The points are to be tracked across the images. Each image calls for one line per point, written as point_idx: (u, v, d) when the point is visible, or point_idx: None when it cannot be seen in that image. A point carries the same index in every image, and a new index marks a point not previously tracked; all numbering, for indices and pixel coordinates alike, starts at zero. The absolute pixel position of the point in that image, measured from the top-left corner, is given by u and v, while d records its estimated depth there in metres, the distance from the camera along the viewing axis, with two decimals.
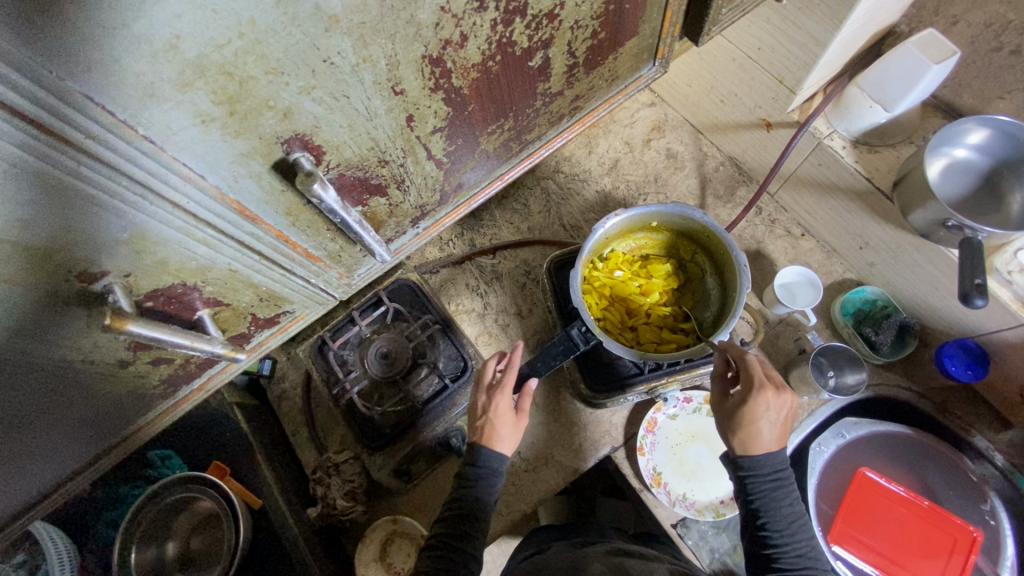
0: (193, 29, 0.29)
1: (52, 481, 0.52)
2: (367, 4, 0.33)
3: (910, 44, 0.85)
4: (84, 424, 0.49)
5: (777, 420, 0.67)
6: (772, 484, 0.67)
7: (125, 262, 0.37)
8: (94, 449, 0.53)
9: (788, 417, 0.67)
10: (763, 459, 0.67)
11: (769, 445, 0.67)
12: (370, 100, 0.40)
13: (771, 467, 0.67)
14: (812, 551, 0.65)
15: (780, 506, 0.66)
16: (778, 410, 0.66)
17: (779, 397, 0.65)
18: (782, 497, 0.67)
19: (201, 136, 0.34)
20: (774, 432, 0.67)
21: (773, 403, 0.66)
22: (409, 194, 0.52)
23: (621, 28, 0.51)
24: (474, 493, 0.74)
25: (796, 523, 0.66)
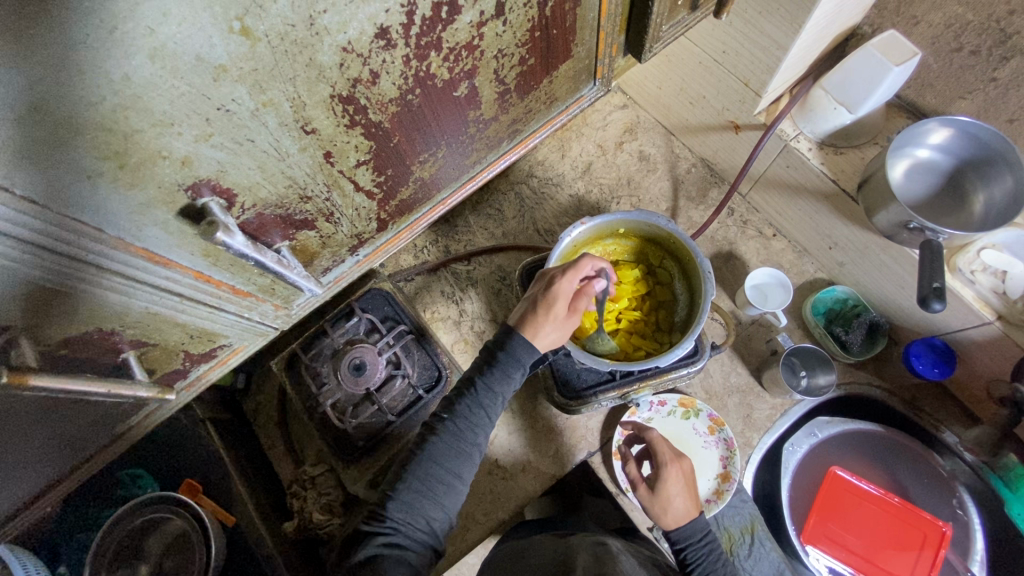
0: (58, 90, 0.28)
1: (22, 500, 0.55)
2: (256, 52, 0.33)
3: (871, 46, 0.84)
4: (36, 460, 0.51)
5: (691, 487, 0.77)
6: (704, 550, 0.74)
7: (24, 315, 0.36)
8: (58, 473, 0.56)
9: (696, 484, 0.78)
10: (691, 526, 0.75)
11: (691, 513, 0.76)
12: (279, 141, 0.40)
13: (700, 534, 0.75)
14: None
15: (717, 567, 0.73)
16: (688, 477, 0.77)
17: (684, 466, 0.78)
18: (716, 558, 0.74)
19: (90, 191, 0.33)
20: (692, 499, 0.76)
21: (680, 471, 0.77)
22: (341, 226, 0.53)
23: (552, 52, 0.53)
24: (466, 432, 0.68)
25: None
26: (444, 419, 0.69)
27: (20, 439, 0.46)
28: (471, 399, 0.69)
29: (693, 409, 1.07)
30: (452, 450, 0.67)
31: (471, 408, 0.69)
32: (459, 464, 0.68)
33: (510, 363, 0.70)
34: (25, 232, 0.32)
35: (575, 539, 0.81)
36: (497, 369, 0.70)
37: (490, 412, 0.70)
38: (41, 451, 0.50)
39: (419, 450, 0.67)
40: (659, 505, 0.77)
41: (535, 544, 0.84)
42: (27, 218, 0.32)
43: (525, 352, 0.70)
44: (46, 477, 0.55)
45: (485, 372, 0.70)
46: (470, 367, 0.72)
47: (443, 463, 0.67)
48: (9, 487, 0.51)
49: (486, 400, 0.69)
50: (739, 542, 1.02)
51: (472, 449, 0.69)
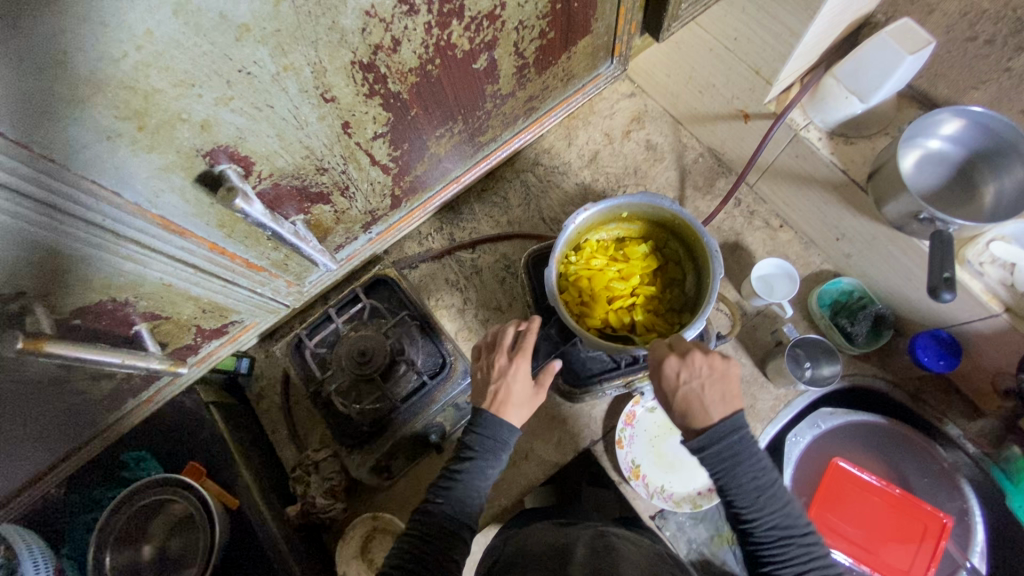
0: (79, 43, 0.27)
1: (13, 485, 0.52)
2: (280, 11, 0.32)
3: (885, 35, 0.83)
4: (29, 438, 0.48)
5: (711, 392, 0.61)
6: (733, 457, 0.59)
7: (43, 282, 0.36)
8: (52, 456, 0.54)
9: (728, 380, 0.62)
10: (715, 434, 0.59)
11: (712, 418, 0.60)
12: (298, 108, 0.39)
13: (726, 440, 0.59)
14: (785, 517, 0.60)
15: (744, 483, 0.59)
16: (706, 376, 0.62)
17: (706, 358, 0.62)
18: (744, 474, 0.59)
19: (107, 152, 0.33)
20: (713, 402, 0.61)
21: (693, 368, 0.62)
22: (355, 201, 0.53)
23: (572, 27, 0.53)
24: (460, 510, 0.71)
25: (765, 493, 0.60)
26: (436, 498, 0.72)
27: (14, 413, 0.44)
28: (465, 479, 0.73)
29: None
30: (445, 528, 0.70)
31: (465, 490, 0.72)
32: (452, 545, 0.69)
33: (496, 444, 0.74)
34: (34, 190, 0.32)
35: (575, 531, 0.81)
36: (487, 455, 0.74)
37: (481, 489, 0.74)
38: (48, 425, 0.49)
39: (415, 530, 0.69)
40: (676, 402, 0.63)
41: (534, 532, 0.84)
42: (40, 176, 0.31)
43: (506, 435, 0.75)
44: (47, 457, 0.54)
45: (474, 454, 0.74)
46: (460, 450, 0.76)
47: (437, 543, 0.68)
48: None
49: (479, 481, 0.74)
50: None
51: (464, 531, 0.71)
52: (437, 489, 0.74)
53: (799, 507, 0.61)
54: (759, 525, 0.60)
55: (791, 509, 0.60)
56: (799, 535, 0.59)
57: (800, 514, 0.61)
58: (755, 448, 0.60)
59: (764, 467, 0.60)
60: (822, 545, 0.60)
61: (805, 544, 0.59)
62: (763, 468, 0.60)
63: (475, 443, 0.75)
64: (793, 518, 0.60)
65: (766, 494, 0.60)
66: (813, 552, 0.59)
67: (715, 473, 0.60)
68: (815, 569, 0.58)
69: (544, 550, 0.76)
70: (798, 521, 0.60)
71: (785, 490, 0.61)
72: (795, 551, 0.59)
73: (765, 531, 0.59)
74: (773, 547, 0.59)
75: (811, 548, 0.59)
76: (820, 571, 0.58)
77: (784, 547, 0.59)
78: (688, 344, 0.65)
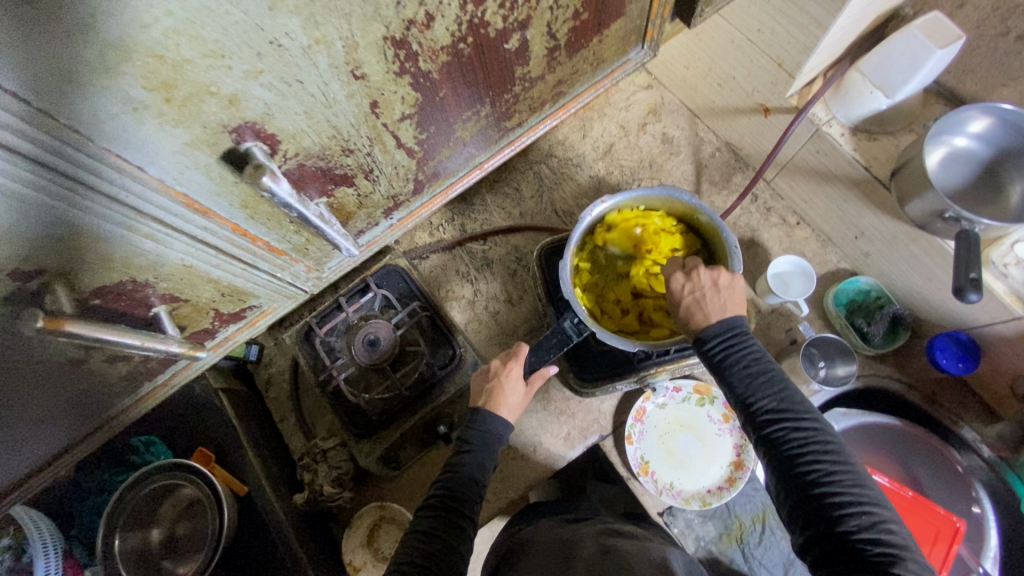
0: (110, 7, 0.26)
1: (23, 470, 0.51)
2: None
3: (914, 27, 0.81)
4: (43, 416, 0.47)
5: (708, 301, 0.65)
6: (726, 348, 0.63)
7: (64, 260, 0.35)
8: (68, 436, 0.53)
9: (730, 289, 0.65)
10: (708, 330, 0.64)
11: (711, 322, 0.64)
12: (327, 85, 0.38)
13: (717, 332, 0.63)
14: (781, 403, 0.59)
15: (734, 367, 0.61)
16: (706, 287, 0.65)
17: (722, 271, 0.66)
18: (734, 358, 0.62)
19: (133, 125, 0.32)
20: (711, 310, 0.64)
21: (694, 281, 0.66)
22: (379, 184, 0.52)
23: (605, 9, 0.52)
24: (460, 499, 0.75)
25: (757, 378, 0.61)
26: (434, 493, 0.76)
27: (23, 391, 0.42)
28: (464, 472, 0.77)
29: (708, 395, 1.04)
30: (449, 525, 0.72)
31: (462, 483, 0.76)
32: (458, 537, 0.72)
33: (492, 437, 0.80)
34: (56, 162, 0.31)
35: (580, 529, 0.80)
36: (483, 448, 0.80)
37: (481, 483, 0.78)
38: (65, 405, 0.49)
39: (420, 528, 0.72)
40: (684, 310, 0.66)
41: (540, 532, 0.83)
42: (61, 147, 0.30)
43: (501, 428, 0.81)
44: (64, 437, 0.53)
45: (472, 447, 0.79)
46: (456, 446, 0.81)
47: (443, 536, 0.71)
48: (7, 451, 0.46)
49: (480, 474, 0.78)
50: (750, 530, 1.01)
51: (467, 523, 0.74)
52: (435, 484, 0.77)
53: (800, 394, 0.60)
54: (756, 410, 0.60)
55: (789, 393, 0.60)
56: (797, 418, 0.58)
57: (802, 402, 0.60)
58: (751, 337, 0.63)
59: (760, 357, 0.62)
60: (824, 430, 0.57)
61: (803, 426, 0.58)
62: (759, 359, 0.62)
63: (472, 439, 0.80)
64: (790, 402, 0.59)
65: (762, 380, 0.61)
66: (812, 434, 0.57)
67: (709, 365, 0.63)
68: (811, 450, 0.56)
69: (550, 545, 0.77)
70: (798, 407, 0.59)
71: (783, 379, 0.61)
72: (792, 432, 0.57)
73: (760, 415, 0.60)
74: (770, 430, 0.58)
75: (808, 430, 0.57)
76: (819, 451, 0.56)
77: (780, 429, 0.58)
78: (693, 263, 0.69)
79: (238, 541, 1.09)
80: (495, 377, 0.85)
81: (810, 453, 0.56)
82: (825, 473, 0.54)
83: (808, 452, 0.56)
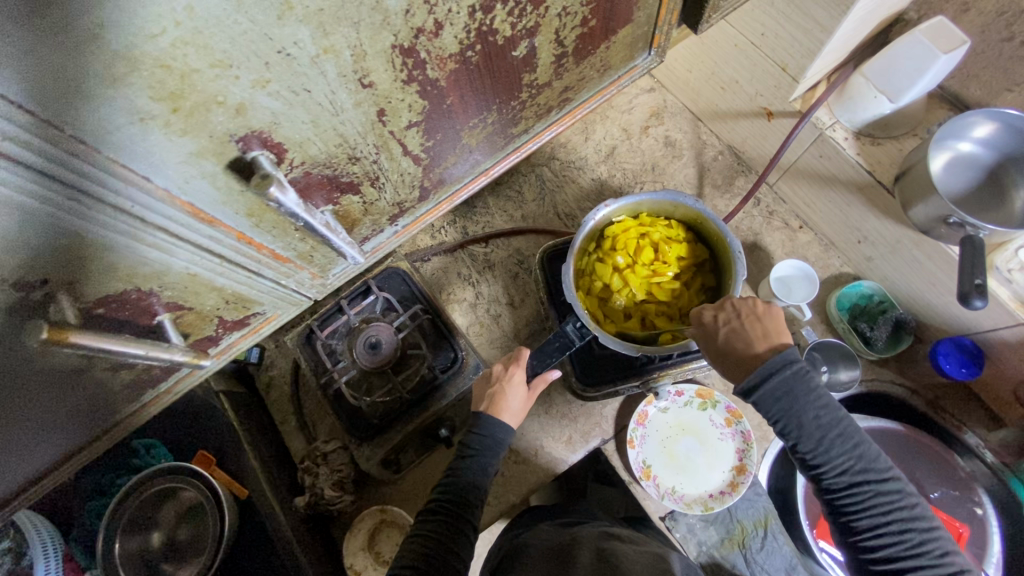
0: (117, 18, 0.26)
1: (23, 479, 0.50)
2: None
3: (919, 32, 0.80)
4: (45, 423, 0.47)
5: (750, 328, 0.64)
6: (793, 398, 0.59)
7: (68, 271, 0.35)
8: (69, 445, 0.52)
9: (769, 316, 0.65)
10: (767, 374, 0.60)
11: (759, 353, 0.62)
12: (335, 93, 0.38)
13: (783, 384, 0.59)
14: (857, 465, 0.58)
15: (807, 427, 0.58)
16: (742, 316, 0.65)
17: (757, 302, 0.66)
18: (806, 416, 0.59)
19: (139, 135, 0.31)
20: (756, 339, 0.63)
21: (727, 311, 0.67)
22: (384, 192, 0.52)
23: (613, 16, 0.52)
24: (461, 504, 0.74)
25: (832, 436, 0.59)
26: (435, 497, 0.76)
27: (26, 399, 0.42)
28: (464, 476, 0.77)
29: (710, 400, 1.03)
30: (451, 529, 0.72)
31: (463, 487, 0.76)
32: (459, 541, 0.72)
33: (494, 443, 0.80)
34: (62, 172, 0.30)
35: (580, 533, 0.80)
36: (484, 453, 0.79)
37: (482, 487, 0.77)
38: (67, 412, 0.48)
39: (421, 531, 0.72)
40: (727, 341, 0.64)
41: (539, 536, 0.83)
42: (67, 158, 0.30)
43: (503, 433, 0.81)
44: (65, 446, 0.52)
45: (473, 452, 0.79)
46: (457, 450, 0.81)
47: (444, 540, 0.71)
48: (8, 460, 0.46)
49: (481, 479, 0.78)
50: (752, 535, 1.00)
51: (468, 528, 0.74)
52: (436, 488, 0.77)
53: (875, 449, 0.59)
54: (829, 472, 0.59)
55: (865, 451, 0.58)
56: (876, 480, 0.57)
57: (877, 457, 0.59)
58: (818, 382, 0.59)
59: (831, 408, 0.59)
60: (902, 490, 0.57)
61: (882, 489, 0.57)
62: (830, 409, 0.59)
63: (474, 444, 0.80)
64: (869, 463, 0.58)
65: (835, 437, 0.59)
66: (893, 500, 0.57)
67: (775, 422, 0.60)
68: (892, 516, 0.56)
69: (546, 552, 0.77)
70: (873, 466, 0.58)
71: (856, 431, 0.59)
72: (872, 497, 0.57)
73: (837, 478, 0.58)
74: (845, 494, 0.58)
75: (887, 493, 0.57)
76: (901, 517, 0.56)
77: (858, 495, 0.57)
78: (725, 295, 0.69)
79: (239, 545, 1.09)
80: (497, 381, 0.84)
81: (891, 519, 0.56)
82: (909, 543, 0.55)
83: (891, 521, 0.56)
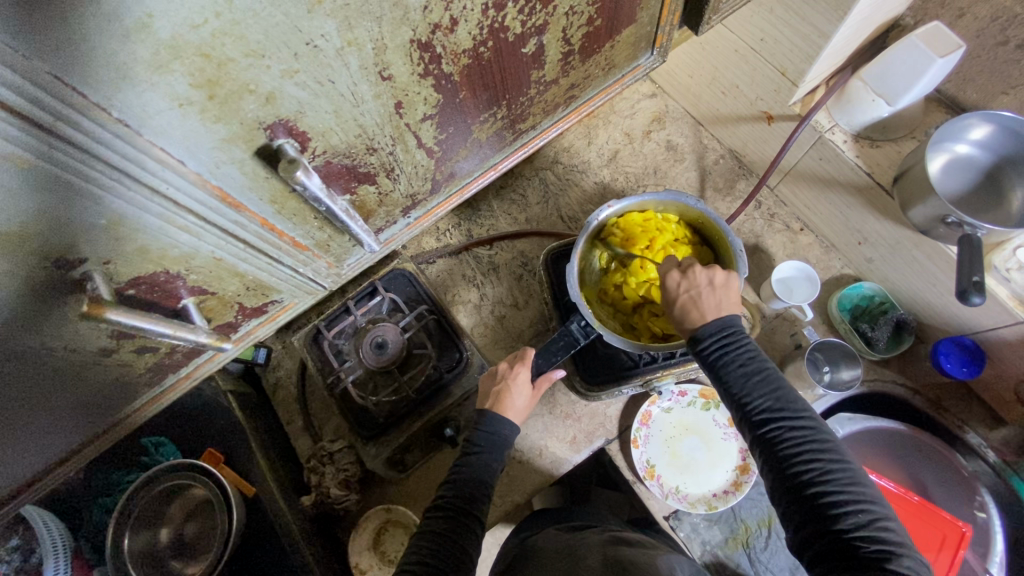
0: (166, 8, 0.28)
1: (28, 474, 0.51)
2: None
3: (913, 37, 0.83)
4: (55, 414, 0.48)
5: (704, 301, 0.65)
6: (720, 347, 0.62)
7: (104, 250, 0.37)
8: (75, 440, 0.53)
9: (725, 289, 0.65)
10: (704, 328, 0.63)
11: (706, 322, 0.63)
12: (356, 85, 0.40)
13: (712, 330, 0.63)
14: (777, 402, 0.59)
15: (729, 364, 0.61)
16: (701, 286, 0.65)
17: (718, 270, 0.66)
18: (730, 355, 0.61)
19: (179, 120, 0.34)
20: (706, 309, 0.64)
21: (690, 279, 0.66)
22: (398, 183, 0.54)
23: (617, 15, 0.54)
24: (470, 501, 0.76)
25: (753, 377, 0.60)
26: (443, 495, 0.77)
27: (52, 380, 0.44)
28: (471, 473, 0.78)
29: (713, 400, 1.04)
30: (459, 525, 0.73)
31: (471, 485, 0.77)
32: (468, 539, 0.73)
33: (499, 440, 0.81)
34: (107, 154, 0.33)
35: (586, 539, 0.81)
36: (490, 451, 0.81)
37: (489, 484, 0.78)
38: (89, 396, 0.50)
39: (430, 530, 0.73)
40: (681, 311, 0.66)
41: (545, 541, 0.84)
42: (111, 140, 0.32)
43: (508, 430, 0.82)
44: (86, 431, 0.54)
45: (480, 449, 0.80)
46: (464, 448, 0.82)
47: (453, 538, 0.72)
48: (29, 441, 0.47)
49: (487, 475, 0.79)
50: (756, 534, 1.01)
51: (476, 525, 0.75)
52: (443, 486, 0.78)
53: (795, 391, 0.60)
54: (752, 410, 0.59)
55: (785, 392, 0.59)
56: (795, 417, 0.58)
57: (797, 400, 0.59)
58: (745, 334, 0.63)
59: (754, 355, 0.62)
60: (819, 428, 0.57)
61: (800, 424, 0.57)
62: (752, 356, 0.62)
63: (480, 441, 0.81)
64: (786, 401, 0.59)
65: (757, 378, 0.60)
66: (808, 433, 0.56)
67: (705, 365, 0.63)
68: (808, 448, 0.55)
69: (550, 558, 0.77)
70: (793, 405, 0.59)
71: (777, 377, 0.61)
72: (787, 429, 0.57)
73: (756, 414, 0.59)
74: (766, 429, 0.58)
75: (806, 429, 0.57)
76: (815, 449, 0.55)
77: (775, 428, 0.57)
78: (689, 261, 0.69)
79: (246, 542, 1.10)
80: (502, 380, 0.86)
81: (805, 452, 0.55)
82: (821, 473, 0.54)
83: (805, 452, 0.55)
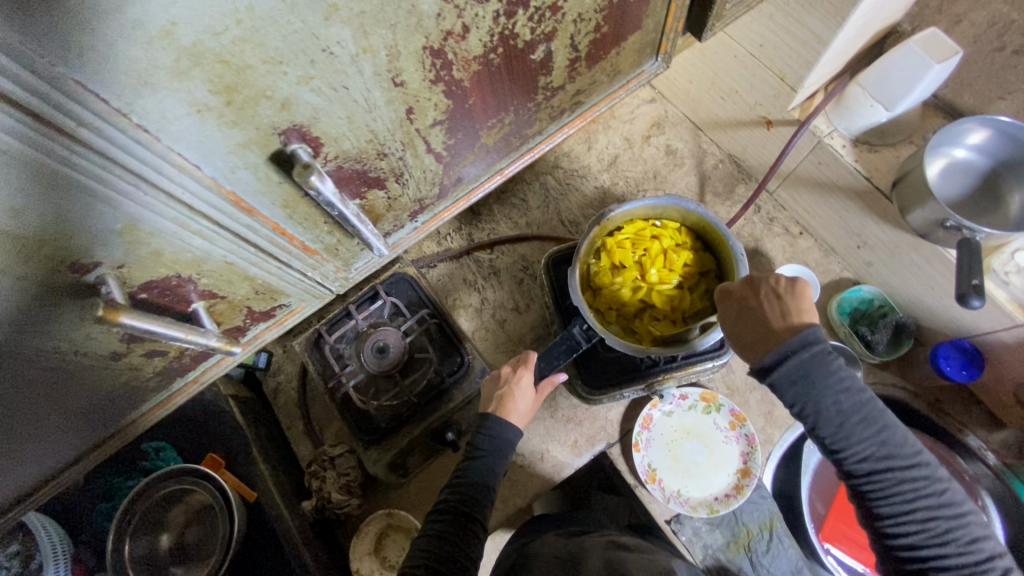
0: (189, 16, 0.29)
1: (31, 480, 0.51)
2: None
3: (912, 43, 0.84)
4: (60, 421, 0.48)
5: (774, 308, 0.64)
6: (811, 385, 0.59)
7: (118, 253, 0.38)
8: (78, 447, 0.53)
9: (795, 297, 0.64)
10: (786, 357, 0.59)
11: (781, 334, 0.62)
12: (369, 91, 0.41)
13: (796, 363, 0.59)
14: (881, 453, 0.58)
15: (827, 412, 0.58)
16: (767, 297, 0.65)
17: (786, 281, 0.65)
18: (828, 402, 0.58)
19: (196, 125, 0.34)
20: (778, 320, 0.63)
21: (753, 293, 0.66)
22: (407, 188, 0.54)
23: (624, 23, 0.55)
24: (472, 504, 0.76)
25: (854, 423, 0.58)
26: (445, 498, 0.77)
27: (58, 386, 0.44)
28: (474, 477, 0.78)
29: (714, 403, 1.04)
30: (461, 529, 0.73)
31: (473, 489, 0.77)
32: (470, 543, 0.73)
33: (503, 444, 0.81)
34: (125, 159, 0.33)
35: (588, 543, 0.81)
36: (493, 454, 0.81)
37: (492, 488, 0.78)
38: (95, 401, 0.50)
39: (432, 534, 0.73)
40: (754, 322, 0.64)
41: (547, 545, 0.84)
42: (131, 145, 0.33)
43: (510, 434, 0.82)
44: (90, 437, 0.54)
45: (483, 454, 0.80)
46: (466, 451, 0.82)
47: (455, 541, 0.72)
48: (34, 447, 0.47)
49: (490, 479, 0.79)
50: (757, 538, 1.01)
51: (479, 529, 0.75)
52: (446, 489, 0.78)
53: (900, 434, 0.58)
54: (851, 460, 0.59)
55: (890, 437, 0.58)
56: (901, 468, 0.57)
57: (903, 443, 0.58)
58: (840, 366, 0.59)
59: (854, 394, 0.59)
60: (932, 478, 0.57)
61: (909, 477, 0.57)
62: (852, 394, 0.59)
63: (484, 445, 0.81)
64: (895, 450, 0.58)
65: (858, 423, 0.58)
66: (917, 488, 0.57)
67: (794, 408, 0.60)
68: (918, 505, 0.56)
69: (552, 562, 0.77)
70: (899, 452, 0.58)
71: (880, 418, 0.59)
72: (897, 484, 0.57)
73: (861, 466, 0.58)
74: (869, 483, 0.58)
75: (914, 482, 0.57)
76: (929, 506, 0.56)
77: (882, 483, 0.58)
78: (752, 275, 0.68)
79: (246, 548, 1.09)
80: (505, 384, 0.86)
81: (918, 509, 0.56)
82: (935, 533, 0.56)
83: (918, 510, 0.56)
